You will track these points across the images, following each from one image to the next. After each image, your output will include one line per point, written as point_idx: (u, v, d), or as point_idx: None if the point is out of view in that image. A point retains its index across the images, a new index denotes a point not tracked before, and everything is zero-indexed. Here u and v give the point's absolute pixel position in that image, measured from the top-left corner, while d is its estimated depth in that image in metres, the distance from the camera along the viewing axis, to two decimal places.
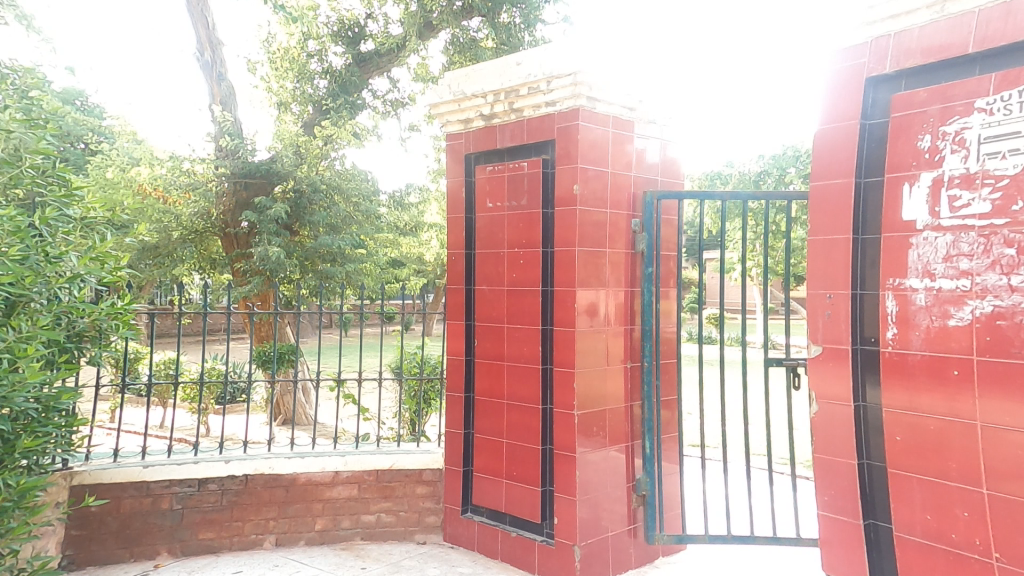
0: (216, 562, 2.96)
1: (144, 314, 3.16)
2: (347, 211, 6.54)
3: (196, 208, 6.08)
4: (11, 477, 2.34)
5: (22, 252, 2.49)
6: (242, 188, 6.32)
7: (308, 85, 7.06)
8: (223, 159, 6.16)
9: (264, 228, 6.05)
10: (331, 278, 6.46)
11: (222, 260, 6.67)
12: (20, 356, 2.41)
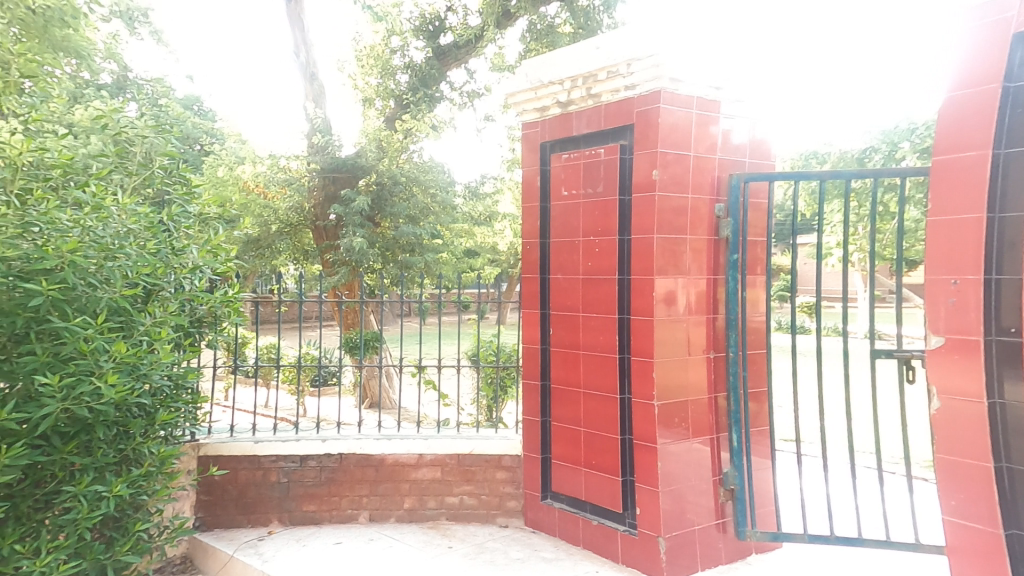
0: (319, 532, 3.21)
1: (250, 302, 3.55)
2: (424, 202, 6.73)
3: (292, 202, 6.53)
4: (153, 446, 3.03)
5: (156, 246, 3.05)
6: (331, 182, 6.61)
7: (391, 81, 7.32)
8: (315, 156, 6.54)
9: (351, 221, 6.30)
10: (411, 267, 6.69)
11: (314, 251, 7.13)
12: (156, 337, 2.99)
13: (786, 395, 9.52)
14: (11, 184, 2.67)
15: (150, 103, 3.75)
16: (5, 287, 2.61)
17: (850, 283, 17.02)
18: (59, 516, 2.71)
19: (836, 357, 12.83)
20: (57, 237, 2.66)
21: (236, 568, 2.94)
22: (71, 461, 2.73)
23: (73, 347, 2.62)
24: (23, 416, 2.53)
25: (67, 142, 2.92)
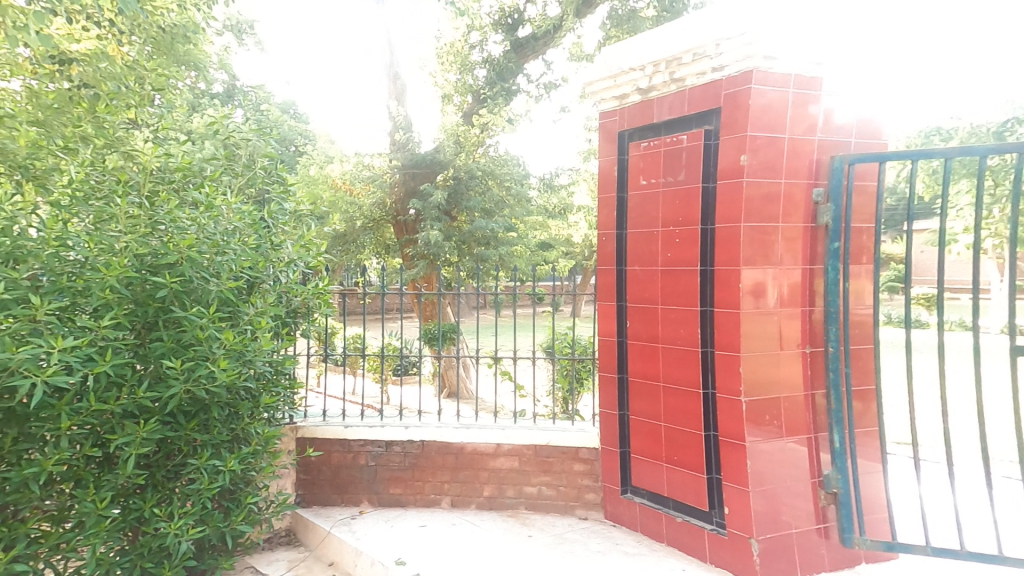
0: (405, 514, 3.37)
1: (338, 294, 3.78)
2: (499, 195, 6.89)
3: (375, 198, 6.87)
4: (259, 426, 3.41)
5: (257, 242, 3.50)
6: (411, 177, 6.89)
7: (469, 76, 7.47)
8: (397, 153, 6.84)
9: (429, 215, 6.54)
10: (486, 260, 6.80)
11: (395, 245, 7.46)
12: (258, 327, 3.38)
13: (893, 395, 8.80)
14: (143, 187, 3.20)
15: (251, 109, 4.07)
16: (140, 283, 3.16)
17: (962, 275, 15.35)
18: (186, 487, 3.15)
19: (943, 356, 11.64)
20: (177, 235, 3.19)
21: (333, 544, 3.18)
22: (193, 437, 3.20)
23: (191, 334, 3.12)
24: (156, 395, 3.05)
25: (187, 147, 3.47)
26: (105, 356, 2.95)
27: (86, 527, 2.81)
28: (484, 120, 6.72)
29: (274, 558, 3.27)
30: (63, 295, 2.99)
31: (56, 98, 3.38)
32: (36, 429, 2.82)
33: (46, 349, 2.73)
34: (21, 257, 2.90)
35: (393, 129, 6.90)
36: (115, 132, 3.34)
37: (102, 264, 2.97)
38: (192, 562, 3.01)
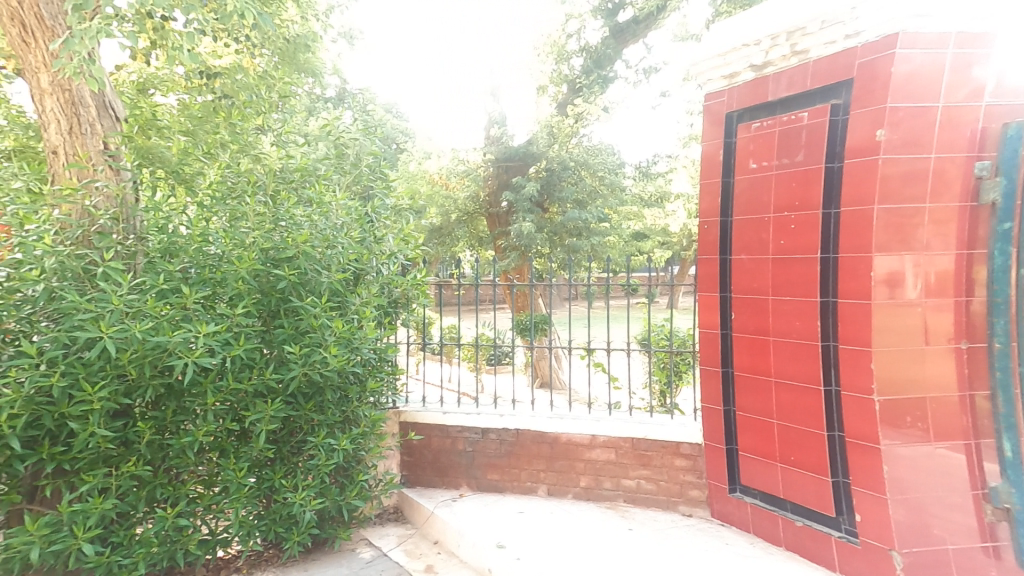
0: (503, 500, 3.47)
1: (434, 285, 3.94)
2: (592, 184, 6.98)
3: (469, 191, 7.14)
4: (366, 409, 3.68)
5: (362, 236, 3.74)
6: (503, 171, 7.14)
7: (564, 66, 7.53)
8: (491, 147, 7.11)
9: (522, 207, 6.65)
10: (579, 250, 6.80)
11: (488, 237, 7.67)
12: (363, 316, 3.63)
13: None
14: (268, 186, 3.54)
15: (356, 112, 4.38)
16: (265, 274, 3.47)
17: None
18: (307, 461, 3.49)
19: None
20: (295, 231, 3.49)
21: (436, 524, 3.37)
22: (311, 416, 3.51)
23: (306, 322, 3.41)
24: (280, 376, 3.39)
25: (305, 147, 3.77)
26: (238, 340, 3.31)
27: (231, 492, 3.23)
28: (580, 109, 7.05)
29: (385, 532, 3.55)
30: (206, 285, 3.38)
31: (201, 109, 3.93)
32: (189, 403, 3.28)
33: (194, 333, 3.10)
34: (175, 253, 3.37)
35: (489, 124, 7.29)
36: (246, 137, 3.72)
37: (235, 258, 3.35)
38: (315, 530, 3.34)
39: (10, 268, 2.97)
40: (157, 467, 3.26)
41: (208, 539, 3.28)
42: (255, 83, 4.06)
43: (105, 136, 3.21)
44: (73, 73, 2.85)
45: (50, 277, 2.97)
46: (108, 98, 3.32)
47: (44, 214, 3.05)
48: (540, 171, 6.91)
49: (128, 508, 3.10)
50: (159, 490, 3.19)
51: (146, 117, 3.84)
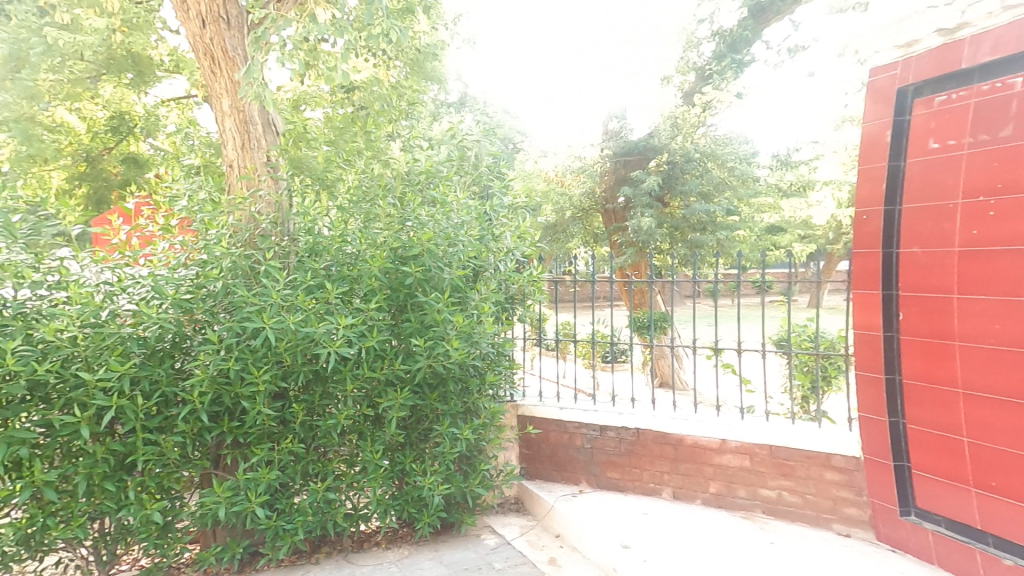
0: (624, 499, 3.44)
1: (549, 280, 4.04)
2: (721, 177, 7.77)
3: (585, 186, 8.16)
4: (486, 402, 3.85)
5: (482, 234, 3.90)
6: (622, 165, 8.16)
7: (694, 52, 8.45)
8: (610, 143, 8.20)
9: (639, 200, 7.67)
10: (702, 245, 7.64)
11: (603, 233, 8.48)
12: (482, 311, 3.79)
13: None
14: (397, 189, 3.80)
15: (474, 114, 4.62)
16: (394, 271, 3.72)
17: None
18: (433, 448, 3.73)
19: None
20: (420, 230, 3.72)
21: (557, 518, 3.46)
22: (436, 406, 3.73)
23: (430, 317, 3.64)
24: (408, 367, 3.63)
25: (430, 150, 4.00)
26: (372, 333, 3.58)
27: (369, 472, 3.55)
28: (708, 98, 7.78)
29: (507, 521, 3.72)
30: (344, 281, 3.68)
31: (342, 120, 4.63)
32: (332, 388, 3.62)
33: (335, 326, 3.42)
34: (320, 252, 3.70)
35: (609, 119, 8.43)
36: (379, 144, 4.05)
37: (369, 257, 3.64)
38: (443, 514, 3.59)
39: (198, 266, 3.49)
40: (309, 444, 3.63)
41: (352, 513, 3.62)
42: (388, 92, 4.51)
43: (268, 150, 3.67)
44: (253, 97, 3.41)
45: (226, 275, 3.47)
46: (273, 115, 3.81)
47: (222, 220, 3.57)
48: (662, 164, 7.84)
49: (287, 480, 3.52)
50: (311, 466, 3.58)
51: (298, 132, 4.42)
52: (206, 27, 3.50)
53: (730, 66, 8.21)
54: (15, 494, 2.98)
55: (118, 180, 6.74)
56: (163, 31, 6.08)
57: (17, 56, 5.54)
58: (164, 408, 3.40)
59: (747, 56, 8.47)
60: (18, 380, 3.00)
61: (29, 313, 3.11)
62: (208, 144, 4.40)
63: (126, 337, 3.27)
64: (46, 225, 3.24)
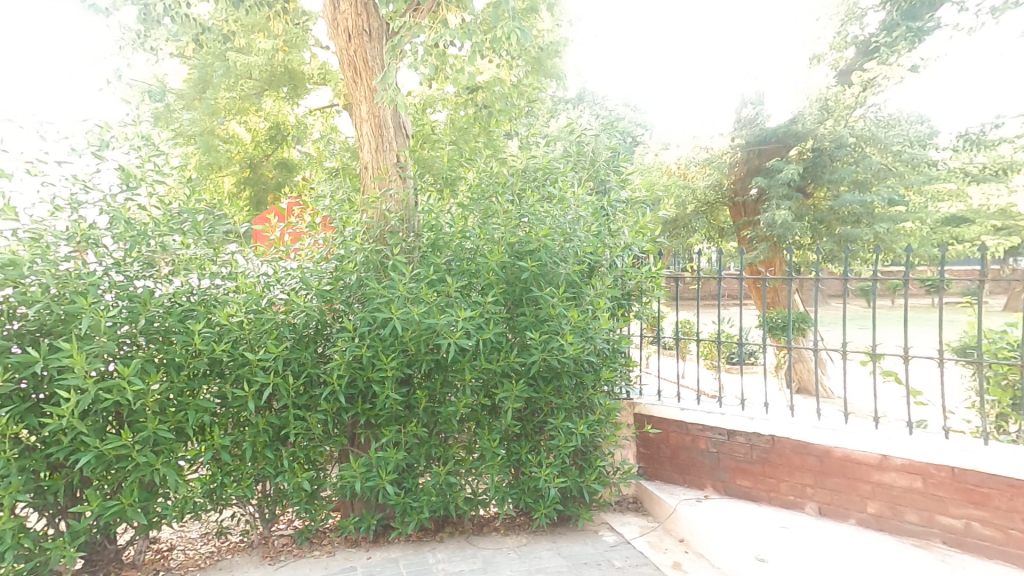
0: (759, 509, 3.31)
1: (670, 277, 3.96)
2: (881, 161, 7.28)
3: (711, 179, 8.16)
4: (601, 398, 3.85)
5: (599, 229, 3.87)
6: (755, 154, 7.91)
7: (856, 25, 7.65)
8: (744, 129, 7.97)
9: (775, 191, 7.42)
10: (856, 238, 7.20)
11: (730, 228, 8.62)
12: (597, 307, 3.74)
13: None
14: (516, 185, 3.87)
15: (592, 108, 4.60)
16: (511, 266, 3.76)
17: None
18: (548, 442, 3.79)
19: None
20: (536, 226, 3.78)
21: (681, 521, 3.44)
22: (551, 399, 3.77)
23: (545, 311, 3.66)
24: (523, 359, 3.68)
25: (548, 146, 4.05)
26: (489, 325, 3.66)
27: (487, 459, 3.69)
28: (870, 75, 7.25)
29: (626, 520, 3.80)
30: (463, 276, 3.79)
31: (463, 123, 4.74)
32: (452, 376, 3.75)
33: (455, 318, 3.53)
34: (441, 247, 3.82)
35: (743, 105, 8.13)
36: (495, 143, 4.18)
37: (487, 252, 3.73)
38: (560, 506, 3.69)
39: (336, 260, 3.79)
40: (431, 429, 3.82)
41: (471, 498, 3.79)
42: (508, 92, 4.91)
43: (399, 152, 3.98)
44: (388, 102, 3.74)
45: (360, 269, 3.73)
46: (401, 117, 4.15)
47: (357, 218, 3.85)
48: (805, 153, 7.62)
49: (413, 461, 3.75)
50: (434, 449, 3.77)
51: (425, 134, 4.71)
52: (352, 41, 3.91)
53: (904, 36, 7.32)
54: (200, 454, 3.48)
55: (273, 184, 6.87)
56: (316, 49, 6.41)
57: (205, 78, 6.21)
58: (309, 386, 3.75)
59: (928, 22, 7.45)
60: (201, 357, 3.48)
61: (208, 299, 3.58)
62: (346, 149, 4.82)
63: (280, 322, 3.66)
64: (220, 224, 3.74)
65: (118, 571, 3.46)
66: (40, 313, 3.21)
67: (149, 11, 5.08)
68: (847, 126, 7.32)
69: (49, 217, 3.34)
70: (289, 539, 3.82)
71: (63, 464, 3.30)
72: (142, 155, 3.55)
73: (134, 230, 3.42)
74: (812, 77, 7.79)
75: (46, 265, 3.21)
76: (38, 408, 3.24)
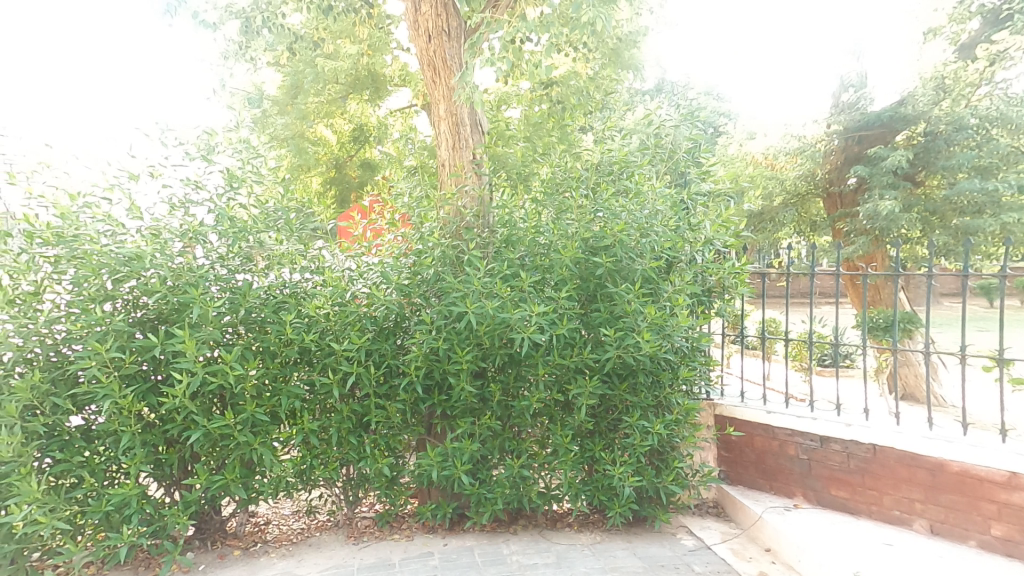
0: (860, 523, 3.21)
1: (755, 273, 3.86)
2: (1010, 144, 6.77)
3: (802, 169, 7.88)
4: (679, 397, 3.77)
5: (677, 224, 3.78)
6: (854, 142, 7.64)
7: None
8: (841, 114, 7.64)
9: (878, 180, 7.13)
10: (978, 230, 6.72)
11: (823, 221, 8.15)
12: (676, 304, 3.65)
13: None
14: (591, 179, 3.84)
15: (671, 99, 4.50)
16: (585, 262, 3.72)
17: None
18: (623, 439, 3.75)
19: None
20: (612, 220, 3.69)
21: (766, 530, 3.36)
22: (626, 397, 3.72)
23: (621, 307, 3.60)
24: (597, 356, 3.64)
25: (625, 140, 4.01)
26: (562, 321, 3.63)
27: (561, 454, 3.70)
28: (1000, 48, 6.67)
29: (705, 525, 3.74)
30: (536, 271, 3.78)
31: (540, 117, 4.94)
32: (525, 371, 3.76)
33: (529, 312, 3.53)
34: (515, 242, 3.86)
35: (842, 89, 7.78)
36: (571, 137, 4.20)
37: (561, 248, 3.70)
38: (635, 506, 3.65)
39: (414, 255, 3.89)
40: (504, 422, 3.86)
41: (544, 492, 3.82)
42: (584, 85, 5.09)
43: (475, 149, 4.10)
44: (464, 99, 3.89)
45: (437, 263, 3.81)
46: (477, 114, 4.29)
47: (435, 214, 3.96)
48: (915, 137, 7.24)
49: (487, 453, 3.79)
50: (507, 442, 3.81)
51: (500, 130, 4.82)
52: (431, 41, 4.12)
53: None
54: (292, 437, 3.69)
55: (357, 182, 7.16)
56: (396, 51, 6.66)
57: (297, 84, 6.63)
58: (388, 376, 3.87)
59: None
60: (292, 346, 3.69)
61: (298, 292, 3.80)
62: (425, 147, 5.00)
63: (363, 314, 3.80)
64: (309, 221, 3.96)
65: (222, 540, 3.78)
66: (158, 303, 3.53)
67: (247, 30, 5.44)
68: (969, 106, 6.92)
69: (167, 215, 3.69)
70: (371, 522, 4.02)
71: (177, 440, 3.63)
72: (243, 157, 3.85)
73: (237, 226, 3.70)
74: (926, 55, 7.42)
75: (163, 259, 3.52)
76: (156, 388, 3.57)
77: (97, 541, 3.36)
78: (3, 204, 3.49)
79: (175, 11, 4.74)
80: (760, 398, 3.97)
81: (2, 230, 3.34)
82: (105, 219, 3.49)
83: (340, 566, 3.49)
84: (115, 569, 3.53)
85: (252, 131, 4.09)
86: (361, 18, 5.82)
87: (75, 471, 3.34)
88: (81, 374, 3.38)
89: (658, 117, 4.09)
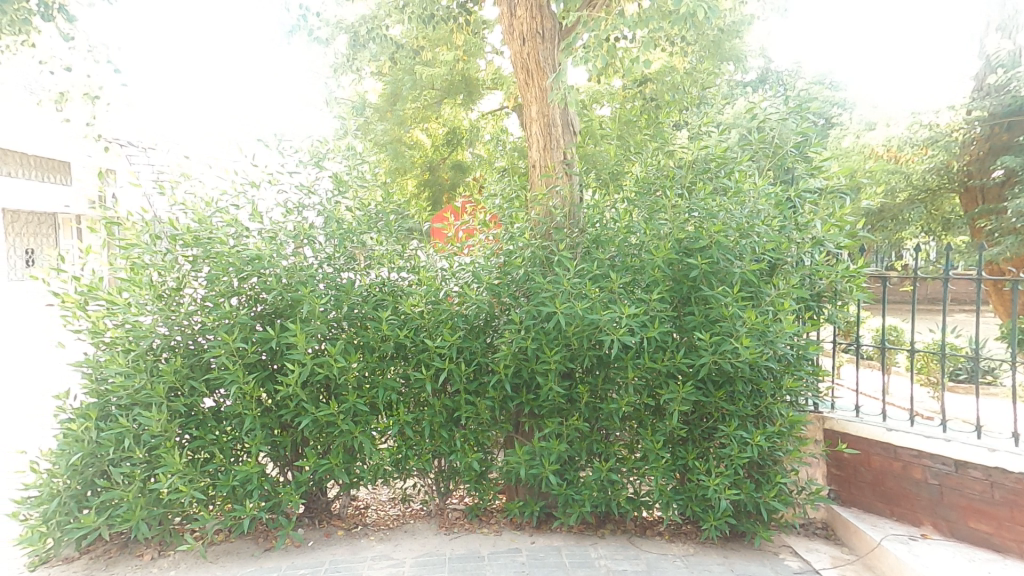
0: (1006, 562, 2.88)
1: (873, 276, 3.56)
2: None
3: (934, 162, 7.35)
4: (782, 408, 3.56)
5: (783, 223, 3.57)
6: (1003, 128, 6.80)
7: None
8: (988, 97, 6.87)
9: None
10: None
11: (959, 220, 7.55)
12: (780, 309, 3.44)
13: None
14: (686, 178, 3.70)
15: (781, 90, 4.26)
16: (678, 263, 3.58)
17: None
18: (719, 449, 3.60)
19: None
20: (708, 221, 3.53)
21: (887, 559, 3.08)
22: (722, 405, 3.55)
23: (717, 311, 3.43)
24: (691, 361, 3.48)
25: (722, 136, 3.83)
26: (654, 324, 3.50)
27: (651, 460, 3.60)
28: None
29: (812, 547, 3.50)
30: (627, 272, 3.68)
31: (633, 114, 4.86)
32: (614, 373, 3.68)
33: (619, 314, 3.45)
34: (605, 243, 3.79)
35: (987, 69, 6.98)
36: (666, 133, 4.09)
37: (653, 249, 3.57)
38: (733, 519, 3.50)
39: (503, 254, 3.93)
40: (592, 424, 3.81)
41: (633, 498, 3.75)
42: (681, 80, 5.06)
43: (566, 149, 4.14)
44: (557, 98, 3.97)
45: (527, 264, 3.83)
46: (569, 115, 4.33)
47: (524, 215, 3.98)
48: None
49: (575, 454, 3.77)
50: (596, 444, 3.76)
51: (591, 130, 4.83)
52: (525, 44, 4.24)
53: None
54: (389, 427, 3.87)
55: (448, 184, 7.39)
56: (489, 54, 6.82)
57: (395, 92, 7.00)
58: (478, 373, 3.94)
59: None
60: (388, 341, 3.85)
61: (395, 290, 3.98)
62: (515, 149, 5.11)
63: (455, 313, 3.91)
64: (406, 222, 4.17)
65: (328, 520, 4.10)
66: (275, 298, 3.83)
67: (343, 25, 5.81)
68: None
69: (282, 218, 3.99)
70: (461, 514, 4.16)
71: (289, 425, 3.94)
72: (350, 163, 4.12)
73: (342, 228, 3.95)
74: None
75: (278, 259, 3.83)
76: (272, 376, 3.89)
77: (225, 511, 3.76)
78: (153, 210, 3.97)
79: (296, 32, 5.19)
80: (878, 414, 3.65)
81: (153, 234, 3.82)
82: (232, 222, 3.86)
83: (433, 554, 3.66)
84: (239, 538, 3.93)
85: (357, 138, 4.37)
86: (459, 26, 6.03)
87: (207, 448, 3.74)
88: (212, 361, 3.78)
89: (768, 110, 3.88)
